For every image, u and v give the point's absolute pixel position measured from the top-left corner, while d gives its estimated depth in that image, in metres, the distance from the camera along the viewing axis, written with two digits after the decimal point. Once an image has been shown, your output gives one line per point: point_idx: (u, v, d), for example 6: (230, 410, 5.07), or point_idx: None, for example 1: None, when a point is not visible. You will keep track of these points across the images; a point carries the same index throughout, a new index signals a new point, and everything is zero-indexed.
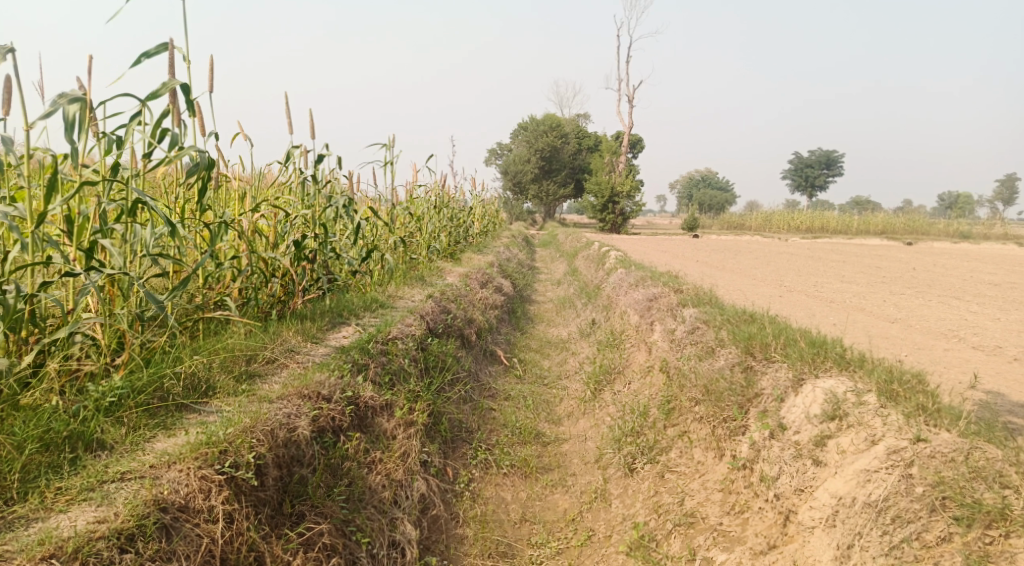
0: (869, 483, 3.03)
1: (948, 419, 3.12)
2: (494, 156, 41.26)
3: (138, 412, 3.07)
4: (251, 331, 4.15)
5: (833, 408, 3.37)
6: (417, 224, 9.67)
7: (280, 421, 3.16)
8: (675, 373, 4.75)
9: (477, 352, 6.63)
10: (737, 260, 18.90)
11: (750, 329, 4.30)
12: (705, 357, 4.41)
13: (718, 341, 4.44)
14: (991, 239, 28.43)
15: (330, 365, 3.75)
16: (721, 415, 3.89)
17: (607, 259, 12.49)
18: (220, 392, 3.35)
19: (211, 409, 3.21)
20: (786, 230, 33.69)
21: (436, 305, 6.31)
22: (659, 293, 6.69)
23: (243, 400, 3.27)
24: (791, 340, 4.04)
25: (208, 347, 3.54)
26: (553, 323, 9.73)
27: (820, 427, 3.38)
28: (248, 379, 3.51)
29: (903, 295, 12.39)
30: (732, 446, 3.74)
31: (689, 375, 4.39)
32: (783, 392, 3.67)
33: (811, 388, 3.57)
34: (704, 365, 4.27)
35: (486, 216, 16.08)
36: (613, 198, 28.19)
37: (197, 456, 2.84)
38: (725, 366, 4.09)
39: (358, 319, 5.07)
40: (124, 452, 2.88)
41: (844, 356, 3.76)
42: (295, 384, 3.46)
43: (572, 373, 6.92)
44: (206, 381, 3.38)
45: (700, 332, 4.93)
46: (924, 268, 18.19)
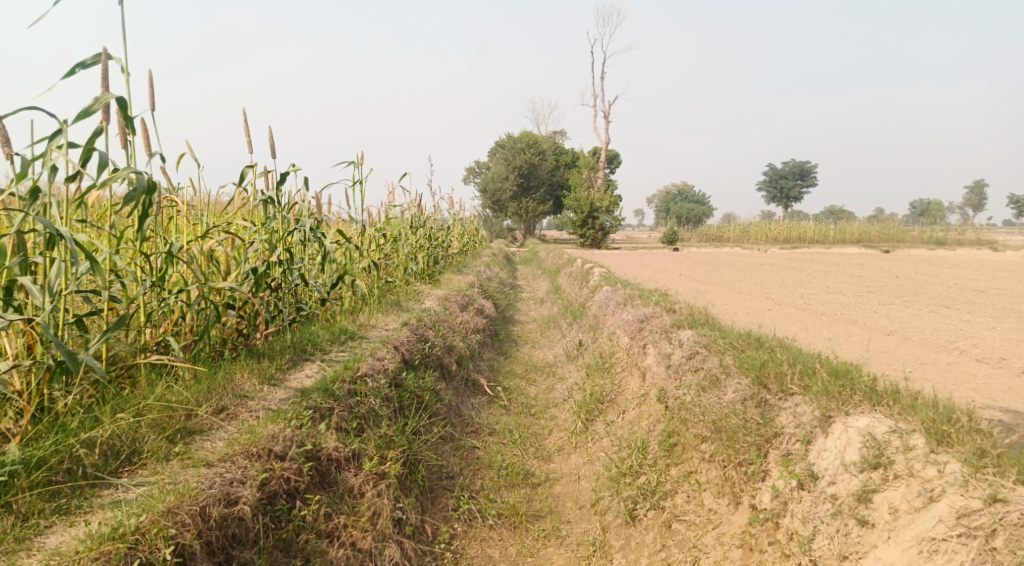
0: (936, 555, 2.69)
1: (1018, 470, 2.74)
2: (471, 175, 40.88)
3: (33, 495, 2.58)
4: (198, 376, 3.68)
5: (876, 456, 3.02)
6: (391, 245, 9.21)
7: (216, 495, 2.71)
8: (676, 405, 4.37)
9: (457, 383, 6.16)
10: (720, 273, 18.62)
11: (760, 357, 3.93)
12: (710, 388, 4.00)
13: (725, 369, 4.05)
14: (965, 244, 28.58)
15: (287, 414, 3.29)
16: (735, 458, 3.57)
17: (591, 275, 12.09)
18: (147, 457, 2.88)
19: (132, 482, 2.74)
20: (765, 241, 33.62)
21: (413, 333, 5.85)
22: (651, 313, 6.27)
23: (173, 469, 2.80)
24: (810, 369, 3.69)
25: (135, 403, 3.05)
26: (537, 345, 9.30)
27: (861, 478, 3.03)
28: (185, 438, 3.03)
29: (892, 305, 12.14)
30: (751, 493, 3.44)
31: (694, 408, 3.99)
32: (810, 432, 3.34)
33: (842, 428, 3.24)
34: (710, 399, 3.89)
35: (465, 235, 15.63)
36: (592, 213, 27.90)
37: (98, 555, 2.39)
38: (736, 400, 3.72)
39: (325, 353, 4.61)
40: (5, 553, 2.39)
41: (874, 389, 3.41)
42: (242, 440, 3.00)
43: (561, 401, 6.46)
44: (131, 444, 2.90)
45: (701, 357, 4.53)
46: (906, 276, 18.02)
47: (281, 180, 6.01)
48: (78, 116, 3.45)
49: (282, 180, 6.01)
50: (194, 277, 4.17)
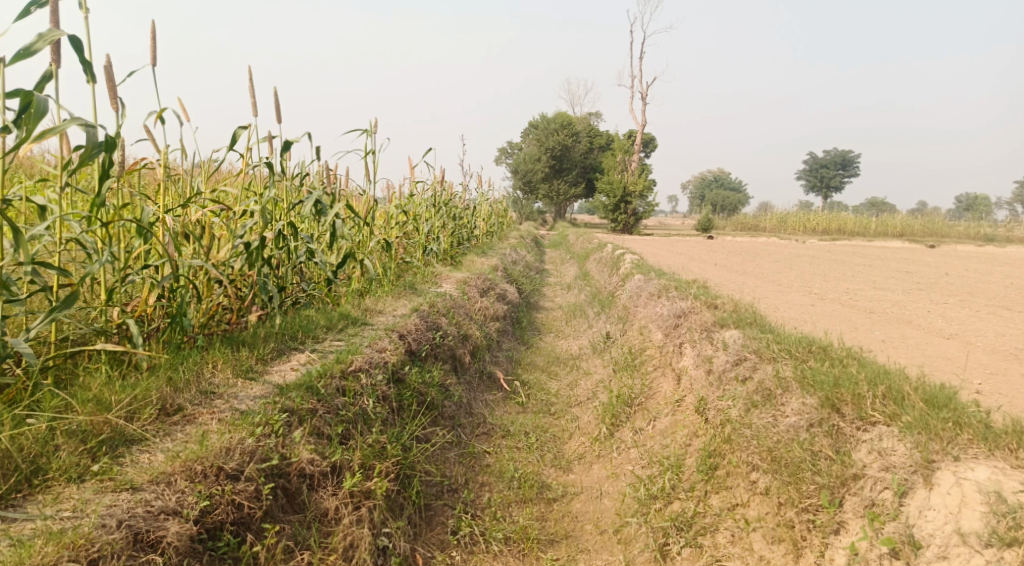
0: None
1: None
2: (504, 157, 40.25)
3: None
4: (157, 366, 3.15)
5: (1010, 529, 2.50)
6: (410, 223, 8.65)
7: (133, 532, 2.30)
8: (717, 420, 3.78)
9: (471, 378, 5.61)
10: (757, 264, 17.79)
11: (831, 373, 3.45)
12: (763, 406, 3.49)
13: (784, 384, 3.51)
14: (1015, 242, 27.28)
15: (251, 420, 2.81)
16: (798, 503, 3.08)
17: (622, 262, 11.43)
18: (57, 476, 2.45)
19: (26, 510, 2.31)
20: (803, 232, 32.48)
21: (424, 320, 5.30)
22: (687, 306, 5.63)
23: (85, 496, 2.37)
24: (898, 395, 3.18)
25: (51, 405, 2.62)
26: (562, 335, 8.69)
27: (987, 556, 2.51)
28: (113, 451, 2.58)
29: (946, 305, 11.32)
30: (822, 550, 2.95)
31: (746, 430, 3.47)
32: (906, 484, 2.83)
33: (952, 481, 2.74)
34: (766, 423, 3.39)
35: (493, 216, 15.02)
36: (625, 197, 27.10)
37: None
38: (800, 426, 3.26)
39: (317, 342, 4.08)
40: None
41: (987, 426, 2.91)
42: (186, 454, 2.56)
43: (585, 400, 5.88)
44: (39, 459, 2.47)
45: (749, 364, 3.91)
46: (957, 273, 17.02)
47: (286, 148, 5.51)
48: (18, 58, 2.93)
49: (287, 147, 5.50)
50: (168, 253, 3.70)
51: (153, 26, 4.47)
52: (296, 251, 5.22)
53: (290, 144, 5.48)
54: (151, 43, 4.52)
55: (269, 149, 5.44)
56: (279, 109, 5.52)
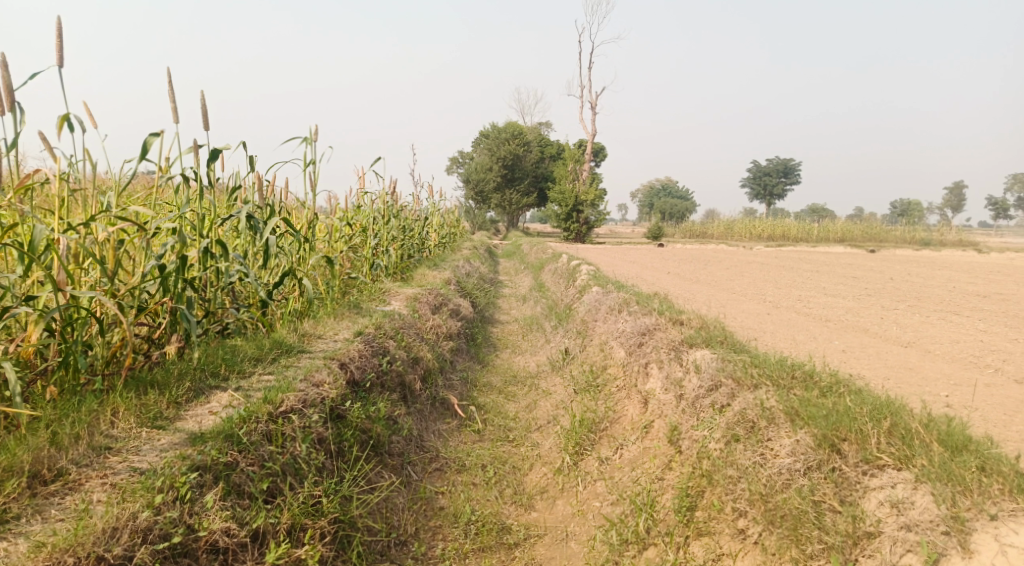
0: None
1: None
2: (456, 166, 39.73)
3: None
4: (30, 425, 2.65)
5: None
6: (356, 236, 8.16)
7: None
8: (696, 456, 3.46)
9: (422, 405, 5.18)
10: (710, 271, 17.72)
11: (829, 406, 3.22)
12: (751, 445, 3.21)
13: (769, 415, 3.28)
14: (951, 245, 28.11)
15: (139, 489, 2.45)
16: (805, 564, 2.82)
17: (578, 273, 11.10)
18: None
19: None
20: (751, 238, 32.86)
21: (369, 345, 4.85)
22: (652, 322, 5.28)
23: None
24: (906, 434, 2.97)
25: None
26: (518, 350, 8.31)
27: None
28: None
29: (899, 310, 11.33)
30: None
31: (730, 471, 3.21)
32: (941, 550, 2.55)
33: (994, 548, 2.50)
34: (755, 466, 3.13)
35: (445, 227, 14.55)
36: (577, 206, 26.98)
37: None
38: (799, 468, 3.00)
39: (243, 379, 3.60)
40: None
41: (1016, 473, 2.72)
42: (54, 542, 2.22)
43: (545, 423, 5.50)
44: None
45: (727, 392, 3.59)
46: (902, 278, 17.24)
47: (213, 157, 4.99)
48: None
49: (215, 157, 4.99)
50: (62, 282, 3.20)
51: (60, 22, 3.97)
52: (226, 271, 4.73)
53: (218, 153, 4.97)
54: (59, 41, 4.02)
55: (194, 160, 4.93)
56: (206, 115, 5.02)
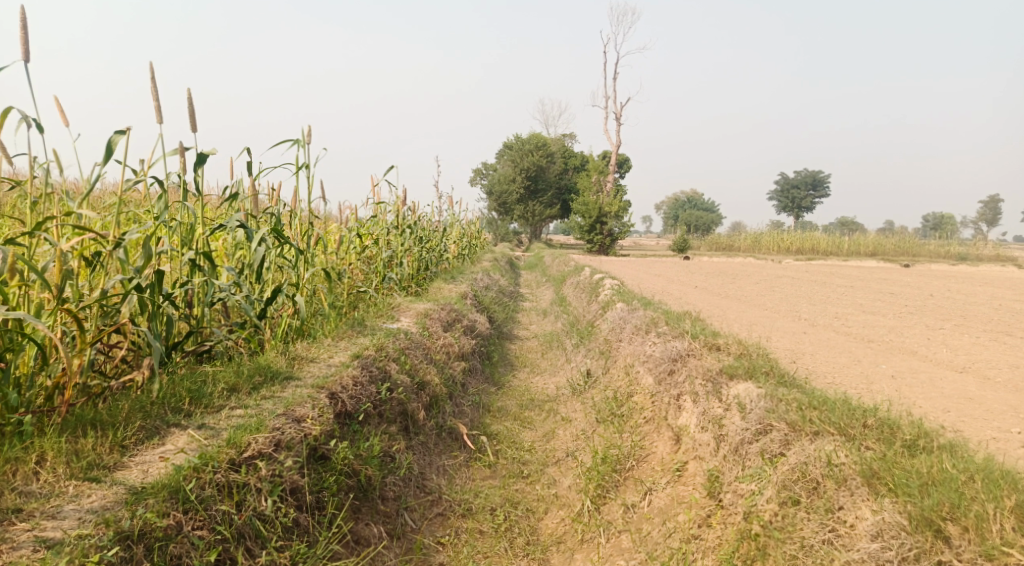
0: None
1: None
2: (478, 177, 39.38)
3: None
4: None
5: None
6: (366, 247, 7.68)
7: None
8: (750, 525, 2.90)
9: (426, 437, 4.66)
10: (739, 286, 17.03)
11: (926, 472, 2.67)
12: (824, 519, 2.70)
13: (839, 475, 2.78)
14: (987, 260, 27.10)
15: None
16: None
17: (601, 288, 10.53)
18: None
19: None
20: (777, 251, 32.00)
21: (368, 370, 4.36)
22: (684, 347, 4.68)
23: None
24: None
25: None
26: (537, 370, 7.75)
27: None
28: None
29: (945, 330, 10.62)
30: None
31: (791, 548, 2.71)
32: None
33: None
34: (831, 546, 2.62)
35: (465, 238, 14.05)
36: (601, 218, 26.39)
37: None
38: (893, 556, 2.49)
39: (210, 414, 3.11)
40: None
41: None
42: None
43: (563, 457, 4.95)
44: None
45: (785, 444, 3.03)
46: (942, 295, 16.39)
47: (201, 162, 4.56)
48: None
49: (203, 162, 4.56)
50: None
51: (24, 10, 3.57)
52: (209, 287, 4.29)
53: (205, 158, 4.55)
54: (23, 33, 3.61)
55: (180, 164, 4.51)
56: (194, 116, 4.60)
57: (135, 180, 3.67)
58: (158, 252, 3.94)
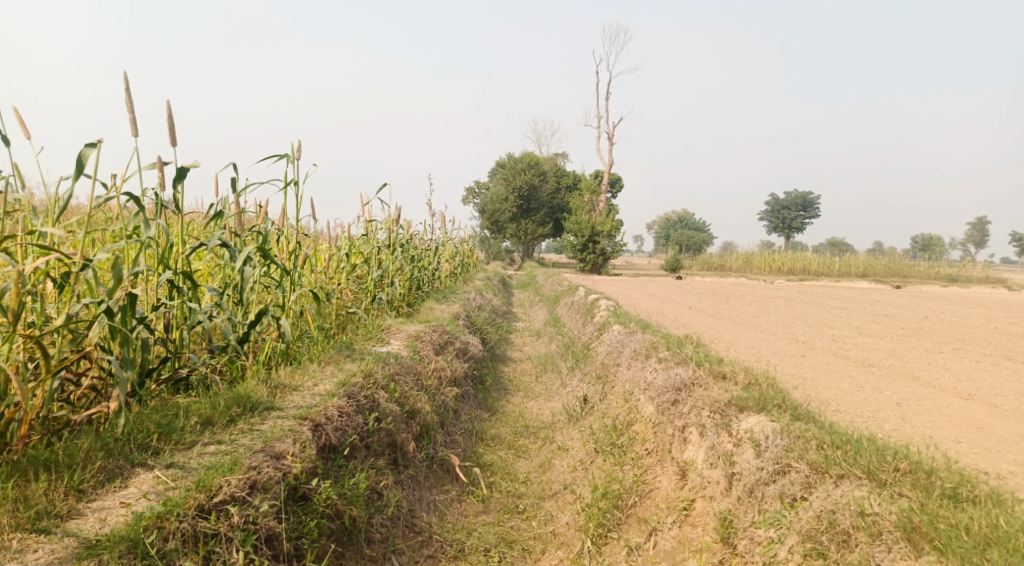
0: None
1: None
2: (472, 195, 39.27)
3: None
4: None
5: None
6: (355, 267, 7.44)
7: None
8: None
9: (416, 470, 4.41)
10: (734, 306, 16.85)
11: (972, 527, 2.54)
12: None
13: (873, 529, 2.65)
14: (978, 282, 27.08)
15: None
16: None
17: (597, 308, 10.31)
18: None
19: None
20: (769, 271, 31.91)
21: (355, 399, 4.11)
22: (689, 375, 4.45)
23: None
24: None
25: None
26: (531, 394, 7.50)
27: None
28: None
29: (944, 354, 10.44)
30: None
31: None
32: None
33: None
34: None
35: (457, 256, 13.82)
36: (593, 237, 26.25)
37: None
38: None
39: (181, 451, 2.86)
40: None
41: None
42: None
43: (560, 490, 4.70)
44: None
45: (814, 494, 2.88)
46: (936, 317, 16.25)
47: (180, 177, 4.35)
48: None
49: (182, 177, 4.35)
50: None
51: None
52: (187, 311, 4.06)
53: (185, 173, 4.33)
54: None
55: (159, 179, 4.30)
56: (174, 129, 4.40)
57: (107, 197, 3.45)
58: (131, 274, 3.72)
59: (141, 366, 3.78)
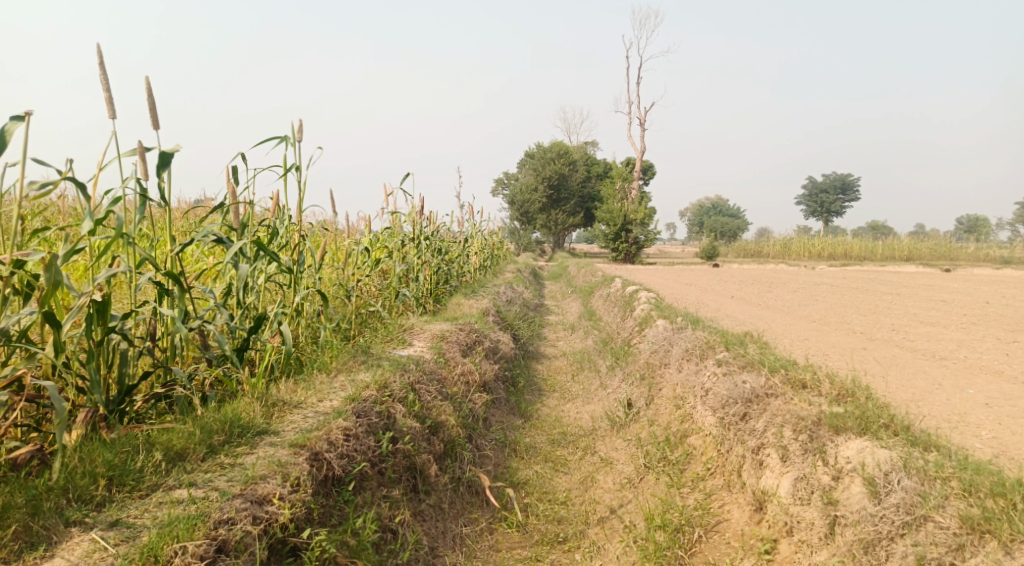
0: None
1: None
2: (499, 186, 38.64)
3: None
4: None
5: None
6: (374, 262, 6.82)
7: None
8: None
9: (437, 499, 3.79)
10: (778, 295, 15.95)
11: None
12: None
13: None
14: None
15: None
16: None
17: (636, 301, 9.58)
18: None
19: None
20: (809, 256, 30.68)
21: (368, 417, 3.48)
22: (760, 384, 3.75)
23: None
24: None
25: None
26: (567, 395, 6.82)
27: None
28: None
29: (1017, 344, 9.51)
30: None
31: None
32: None
33: None
34: None
35: (486, 248, 13.17)
36: (626, 226, 25.44)
37: None
38: None
39: (134, 502, 2.36)
40: None
41: None
42: None
43: (608, 513, 4.05)
44: None
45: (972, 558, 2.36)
46: (997, 302, 15.15)
47: (164, 164, 3.76)
48: None
49: (166, 163, 3.77)
50: None
51: None
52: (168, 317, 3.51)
53: (168, 158, 3.75)
54: None
55: (140, 168, 3.74)
56: (156, 110, 3.82)
57: (43, 183, 2.97)
58: (97, 278, 3.13)
59: (115, 383, 3.22)
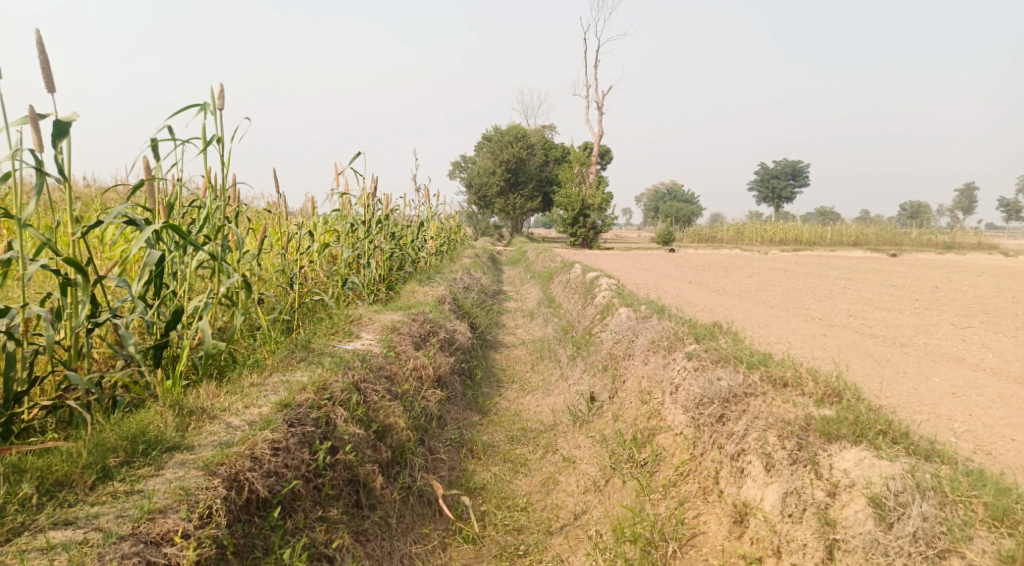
0: None
1: None
2: (456, 169, 38.00)
3: None
4: None
5: None
6: (320, 248, 6.33)
7: None
8: None
9: (382, 514, 3.40)
10: (735, 280, 15.86)
11: None
12: None
13: None
14: (970, 248, 26.20)
15: None
16: None
17: (597, 287, 9.26)
18: None
19: None
20: (761, 241, 30.90)
21: (305, 426, 3.02)
22: (739, 382, 3.42)
23: None
24: None
25: None
26: (527, 387, 6.46)
27: None
28: None
29: (971, 329, 9.49)
30: None
31: None
32: None
33: None
34: None
35: (443, 232, 12.69)
36: (584, 211, 25.17)
37: None
38: None
39: None
40: None
41: None
42: None
43: (573, 521, 3.72)
44: None
45: None
46: (946, 287, 15.31)
47: (62, 134, 3.26)
48: None
49: (65, 133, 3.27)
50: None
51: None
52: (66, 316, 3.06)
53: (67, 128, 3.25)
54: None
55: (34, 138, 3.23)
56: (51, 70, 3.30)
57: None
58: None
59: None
